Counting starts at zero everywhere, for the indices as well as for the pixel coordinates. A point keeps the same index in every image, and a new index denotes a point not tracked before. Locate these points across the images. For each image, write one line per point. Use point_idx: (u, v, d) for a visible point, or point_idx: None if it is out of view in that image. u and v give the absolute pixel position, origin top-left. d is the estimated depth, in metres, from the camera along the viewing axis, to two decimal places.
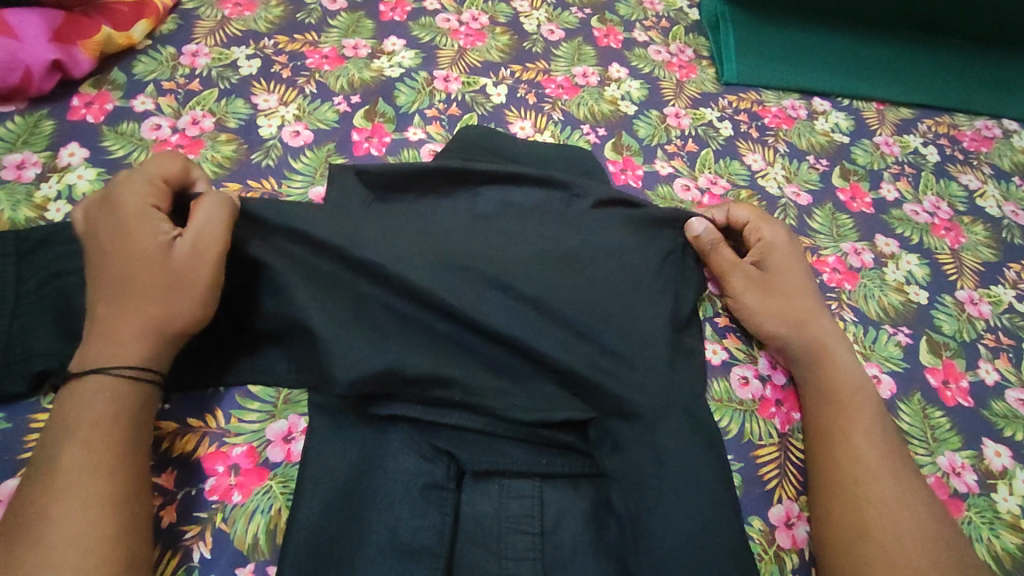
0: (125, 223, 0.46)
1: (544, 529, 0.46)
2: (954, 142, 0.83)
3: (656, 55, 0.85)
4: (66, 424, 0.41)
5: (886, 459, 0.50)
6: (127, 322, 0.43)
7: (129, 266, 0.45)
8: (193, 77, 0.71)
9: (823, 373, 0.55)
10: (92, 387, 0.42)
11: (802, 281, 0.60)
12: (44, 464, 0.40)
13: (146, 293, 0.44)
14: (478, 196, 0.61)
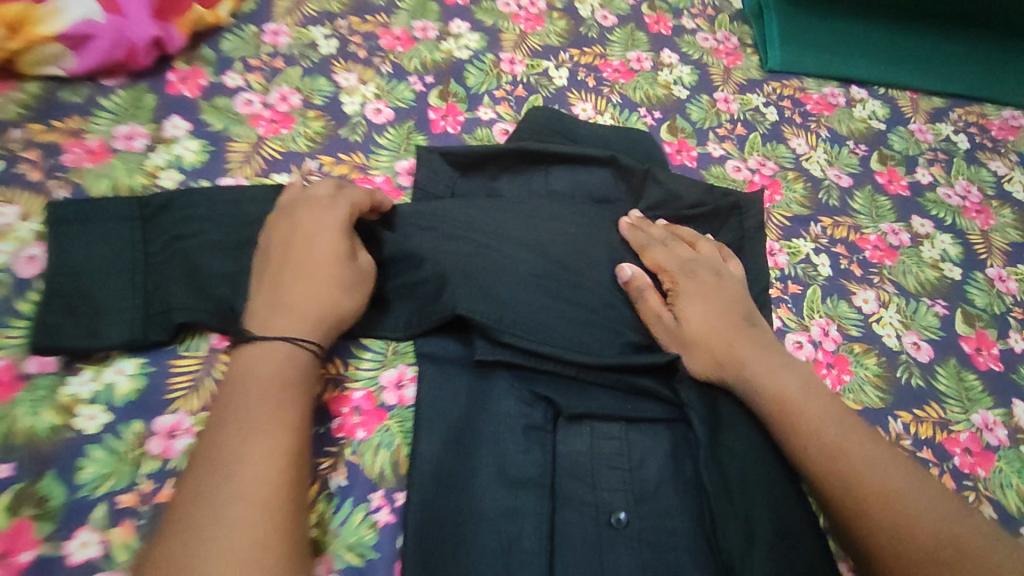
0: (314, 220, 0.54)
1: (631, 465, 0.53)
2: (984, 131, 0.88)
3: (704, 42, 0.90)
4: (256, 382, 0.46)
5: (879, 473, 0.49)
6: (307, 303, 0.50)
7: (316, 260, 0.52)
8: (277, 54, 0.74)
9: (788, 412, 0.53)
10: (277, 354, 0.47)
11: (730, 319, 0.58)
12: (234, 411, 0.44)
13: (328, 284, 0.51)
14: (550, 175, 0.67)
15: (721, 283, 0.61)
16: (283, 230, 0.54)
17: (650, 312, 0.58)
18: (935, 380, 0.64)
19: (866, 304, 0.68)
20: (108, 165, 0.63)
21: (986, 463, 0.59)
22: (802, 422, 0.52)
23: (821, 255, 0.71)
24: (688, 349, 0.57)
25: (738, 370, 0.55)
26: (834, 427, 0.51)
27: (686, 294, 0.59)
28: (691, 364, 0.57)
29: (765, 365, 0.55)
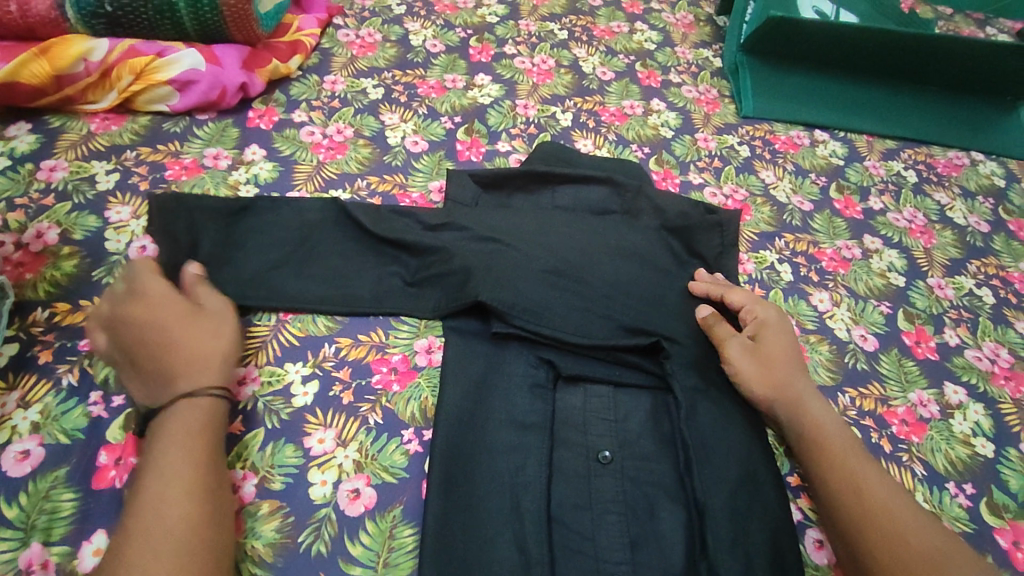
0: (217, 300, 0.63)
1: (617, 418, 0.64)
2: (931, 168, 1.03)
3: (688, 93, 1.06)
4: (178, 431, 0.52)
5: (883, 485, 0.57)
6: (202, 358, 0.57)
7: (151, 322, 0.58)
8: (334, 98, 0.92)
9: (815, 426, 0.62)
10: (190, 406, 0.54)
11: (795, 359, 0.67)
12: (166, 449, 0.51)
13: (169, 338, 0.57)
14: (557, 192, 0.83)
15: (794, 334, 0.70)
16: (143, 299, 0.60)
17: (729, 339, 0.67)
18: (878, 364, 0.76)
19: (821, 303, 0.81)
20: (200, 179, 0.78)
21: (919, 431, 0.71)
22: (828, 443, 0.60)
23: (783, 264, 0.85)
24: (762, 373, 0.65)
25: (794, 399, 0.63)
26: (849, 451, 0.60)
27: (762, 331, 0.69)
28: (755, 387, 0.64)
29: (814, 402, 0.64)
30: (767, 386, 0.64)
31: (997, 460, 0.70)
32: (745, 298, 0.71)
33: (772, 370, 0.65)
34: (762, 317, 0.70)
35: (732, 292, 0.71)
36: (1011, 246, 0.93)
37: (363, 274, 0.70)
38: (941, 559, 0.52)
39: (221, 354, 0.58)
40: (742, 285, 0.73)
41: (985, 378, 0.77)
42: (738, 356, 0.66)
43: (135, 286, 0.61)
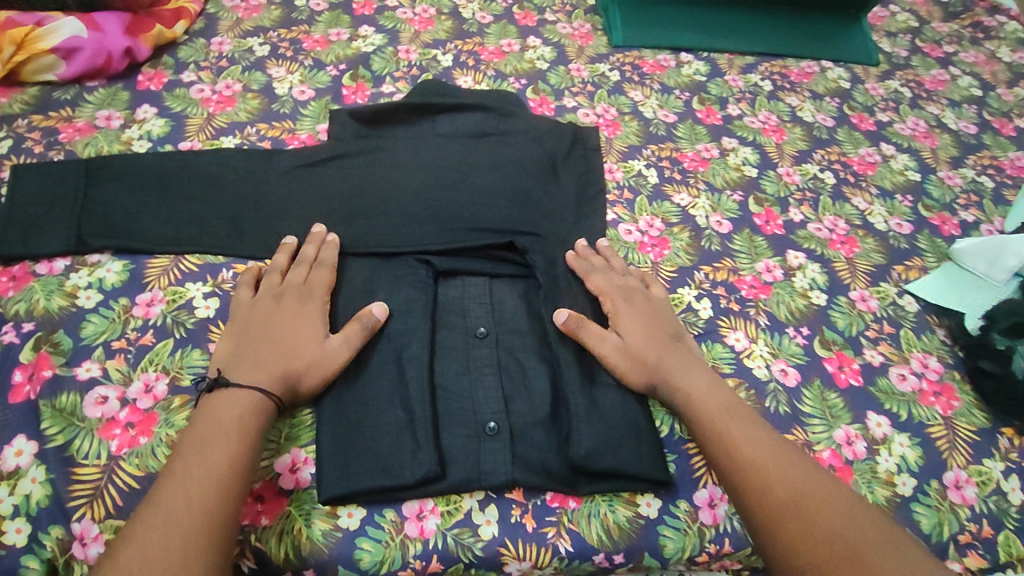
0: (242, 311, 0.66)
1: (493, 302, 0.74)
2: (784, 77, 1.14)
3: (563, 29, 1.14)
4: (219, 427, 0.56)
5: (717, 395, 0.66)
6: (269, 358, 0.62)
7: (274, 315, 0.65)
8: (222, 58, 0.96)
9: (679, 387, 0.67)
10: (233, 397, 0.59)
11: (658, 331, 0.71)
12: (208, 438, 0.56)
13: (302, 319, 0.65)
14: (437, 122, 0.90)
15: (651, 305, 0.73)
16: (263, 305, 0.66)
17: (590, 337, 0.68)
18: (731, 242, 0.87)
19: (682, 201, 0.90)
20: (93, 138, 0.82)
21: (766, 290, 0.82)
22: (669, 372, 0.68)
23: (650, 169, 0.93)
24: (631, 361, 0.68)
25: (664, 373, 0.68)
26: (699, 371, 0.68)
27: (619, 315, 0.72)
28: (627, 376, 0.68)
29: (682, 370, 0.68)
30: (637, 371, 0.68)
31: (828, 306, 0.82)
32: (604, 283, 0.75)
33: (638, 354, 0.68)
34: (625, 301, 0.73)
35: (595, 277, 0.75)
36: (852, 135, 1.06)
37: (252, 209, 0.77)
38: (778, 448, 0.61)
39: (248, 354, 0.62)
40: (595, 273, 0.76)
41: (824, 244, 0.89)
42: (609, 347, 0.69)
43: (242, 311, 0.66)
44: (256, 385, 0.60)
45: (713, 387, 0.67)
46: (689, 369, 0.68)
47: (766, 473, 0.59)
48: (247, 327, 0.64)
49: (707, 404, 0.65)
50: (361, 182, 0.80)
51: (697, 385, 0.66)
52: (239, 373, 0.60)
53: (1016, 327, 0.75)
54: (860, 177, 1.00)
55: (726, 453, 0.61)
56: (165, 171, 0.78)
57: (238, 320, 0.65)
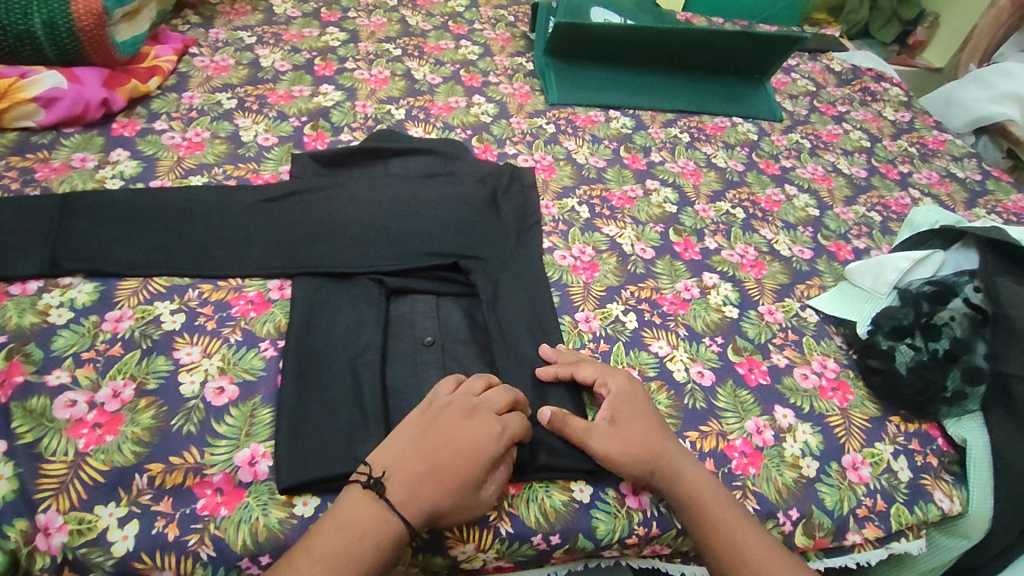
0: (449, 424, 0.63)
1: (440, 316, 0.82)
2: (700, 130, 1.31)
3: (505, 90, 1.29)
4: (351, 530, 0.56)
5: (710, 485, 0.68)
6: (424, 488, 0.59)
7: (461, 429, 0.62)
8: (192, 109, 1.05)
9: (677, 480, 0.67)
10: (373, 509, 0.58)
11: (646, 422, 0.71)
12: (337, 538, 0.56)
13: (471, 446, 0.62)
14: (390, 164, 1.01)
15: (637, 394, 0.74)
16: (450, 420, 0.63)
17: (579, 429, 0.69)
18: (654, 267, 0.97)
19: (610, 231, 1.02)
20: (69, 177, 0.89)
21: (683, 307, 0.92)
22: (666, 464, 0.68)
23: (582, 206, 1.05)
24: (627, 452, 0.68)
25: (664, 460, 0.68)
26: (687, 458, 0.70)
27: (615, 403, 0.72)
28: (626, 465, 0.68)
29: (681, 462, 0.69)
30: (632, 460, 0.68)
31: (740, 318, 0.92)
32: (596, 371, 0.76)
33: (636, 441, 0.69)
34: (620, 387, 0.74)
35: (580, 369, 0.76)
36: (759, 178, 1.22)
37: (218, 238, 0.84)
38: (771, 546, 0.64)
39: (412, 479, 0.60)
40: (579, 364, 0.76)
41: (736, 267, 1.00)
42: (600, 442, 0.68)
43: (468, 409, 0.64)
44: (406, 519, 0.58)
45: (704, 479, 0.68)
46: (685, 458, 0.69)
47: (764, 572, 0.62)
48: (423, 434, 0.63)
49: (703, 500, 0.66)
50: (322, 215, 0.89)
51: (692, 475, 0.68)
52: (392, 489, 0.59)
53: (897, 329, 0.85)
54: (766, 213, 1.13)
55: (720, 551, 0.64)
56: (137, 204, 0.85)
57: (428, 424, 0.64)
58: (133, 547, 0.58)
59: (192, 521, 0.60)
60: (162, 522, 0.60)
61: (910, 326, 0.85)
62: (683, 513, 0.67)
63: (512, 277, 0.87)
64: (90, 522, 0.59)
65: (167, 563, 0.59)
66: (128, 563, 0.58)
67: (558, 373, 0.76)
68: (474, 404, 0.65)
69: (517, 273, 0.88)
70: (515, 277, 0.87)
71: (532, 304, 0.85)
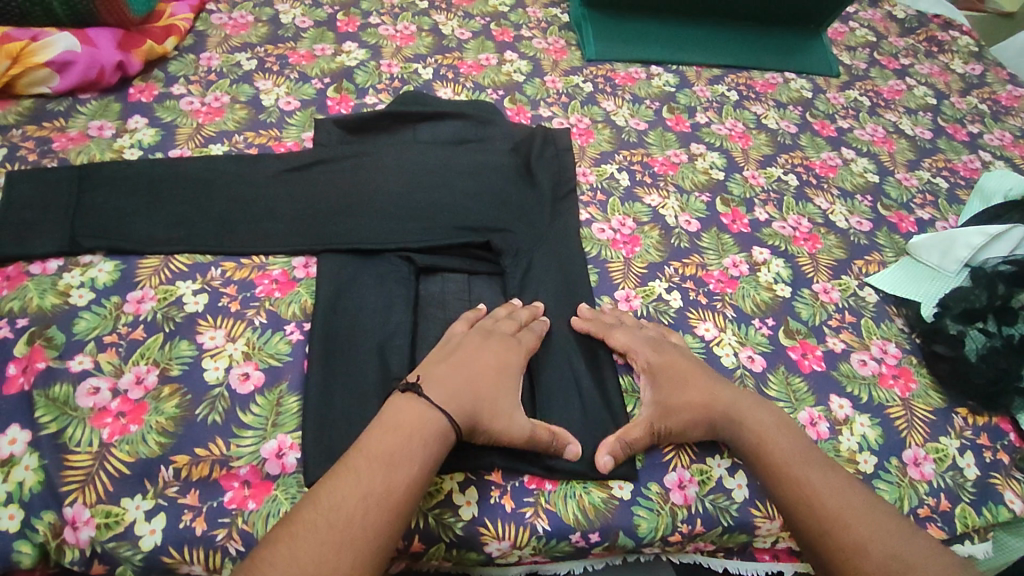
0: (473, 345, 0.67)
1: (471, 297, 0.78)
2: (749, 88, 1.20)
3: (538, 45, 1.20)
4: (394, 428, 0.57)
5: (780, 431, 0.65)
6: (463, 389, 0.62)
7: (485, 352, 0.66)
8: (211, 72, 1.00)
9: (741, 430, 0.66)
10: (416, 409, 0.59)
11: (695, 381, 0.69)
12: (385, 439, 0.56)
13: (497, 361, 0.66)
14: (418, 130, 0.95)
15: (676, 356, 0.72)
16: (475, 342, 0.67)
17: (626, 420, 0.67)
18: (699, 240, 0.90)
19: (652, 201, 0.95)
20: (86, 147, 0.86)
21: (732, 285, 0.85)
22: (730, 413, 0.67)
23: (621, 173, 0.98)
24: (678, 417, 0.67)
25: (723, 414, 0.67)
26: (757, 407, 0.68)
27: (652, 369, 0.71)
28: (686, 431, 0.67)
29: (749, 415, 0.67)
30: (694, 427, 0.67)
31: (792, 298, 0.85)
32: (626, 340, 0.73)
33: (687, 403, 0.68)
34: (656, 356, 0.71)
35: (612, 335, 0.74)
36: (814, 141, 1.12)
37: (240, 213, 0.80)
38: (851, 497, 0.59)
39: (451, 384, 0.62)
40: (615, 328, 0.74)
41: (788, 241, 0.93)
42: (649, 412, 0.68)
43: (487, 335, 0.68)
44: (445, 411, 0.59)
45: (772, 427, 0.66)
46: (754, 410, 0.67)
47: (839, 524, 0.56)
48: (448, 356, 0.65)
49: (772, 445, 0.64)
50: (348, 190, 0.84)
51: (756, 421, 0.66)
52: (430, 390, 0.61)
53: (967, 312, 0.78)
54: (822, 179, 1.05)
55: (790, 497, 0.60)
56: (156, 178, 0.81)
57: (454, 346, 0.67)
58: (161, 541, 0.57)
59: (221, 515, 0.59)
60: (190, 516, 0.59)
61: (983, 309, 0.77)
62: (751, 464, 0.65)
63: (548, 254, 0.82)
64: (117, 515, 0.58)
65: (196, 557, 0.57)
66: (157, 557, 0.57)
67: (592, 333, 0.75)
68: (493, 329, 0.69)
69: (553, 249, 0.83)
70: (551, 254, 0.83)
71: (565, 282, 0.80)
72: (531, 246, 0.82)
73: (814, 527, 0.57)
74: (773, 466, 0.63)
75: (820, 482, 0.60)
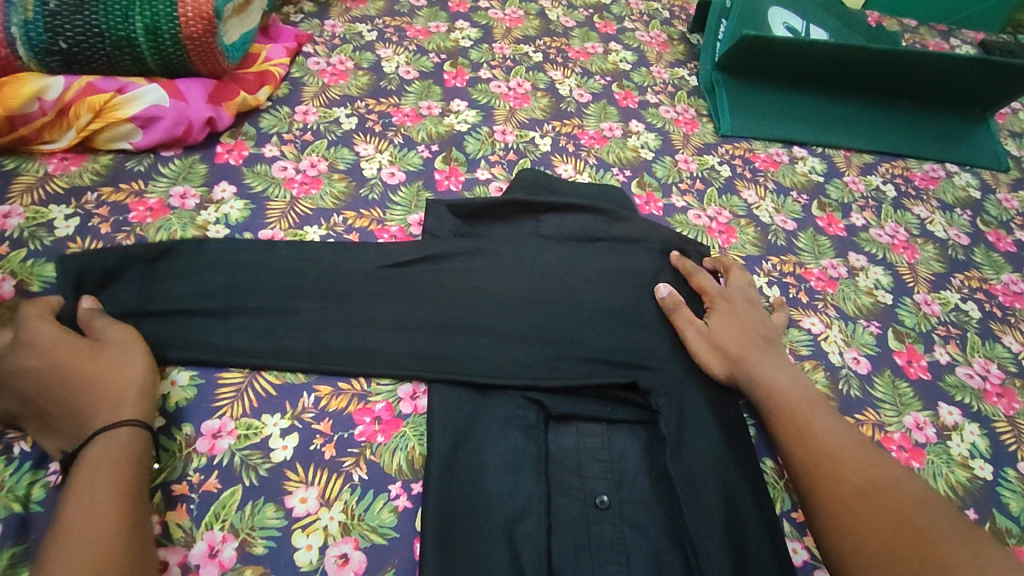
0: (48, 351, 0.56)
1: (613, 458, 0.63)
2: (908, 182, 1.04)
3: (666, 113, 1.05)
4: (98, 464, 0.51)
5: (794, 382, 0.66)
6: (90, 395, 0.55)
7: (79, 349, 0.57)
8: (306, 130, 0.88)
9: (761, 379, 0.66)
10: (102, 442, 0.52)
11: (749, 332, 0.71)
12: (93, 471, 0.50)
13: (64, 366, 0.56)
14: (541, 221, 0.80)
15: (747, 311, 0.74)
16: (36, 350, 0.56)
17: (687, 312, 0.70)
18: (872, 388, 0.76)
19: (813, 327, 0.80)
20: (166, 221, 0.74)
21: (919, 456, 0.71)
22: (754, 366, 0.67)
23: (773, 287, 0.84)
24: (715, 349, 0.68)
25: (749, 364, 0.67)
26: (775, 361, 0.69)
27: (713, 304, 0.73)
28: (712, 364, 0.68)
29: (768, 367, 0.67)
30: (719, 359, 0.68)
31: (996, 482, 0.70)
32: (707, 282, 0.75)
33: (725, 345, 0.69)
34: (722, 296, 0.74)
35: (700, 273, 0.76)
36: (991, 258, 0.95)
37: (336, 315, 0.67)
38: (844, 441, 0.60)
39: (135, 387, 0.57)
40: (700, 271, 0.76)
41: (979, 396, 0.78)
42: (695, 334, 0.69)
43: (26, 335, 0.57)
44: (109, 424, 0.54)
45: (788, 379, 0.67)
46: (779, 367, 0.68)
47: (825, 466, 0.58)
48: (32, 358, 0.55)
49: (780, 386, 0.66)
50: (462, 298, 0.70)
51: (773, 369, 0.67)
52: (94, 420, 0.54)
53: None
54: (1006, 310, 0.88)
55: (786, 435, 0.62)
56: (239, 266, 0.68)
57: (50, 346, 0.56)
58: None
59: None
60: None
61: None
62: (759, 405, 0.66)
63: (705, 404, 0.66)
64: None
65: None
66: None
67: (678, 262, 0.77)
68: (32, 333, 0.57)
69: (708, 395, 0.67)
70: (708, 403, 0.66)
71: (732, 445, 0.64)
72: (683, 388, 0.67)
73: (803, 459, 0.60)
74: (780, 406, 0.64)
75: (820, 429, 0.61)
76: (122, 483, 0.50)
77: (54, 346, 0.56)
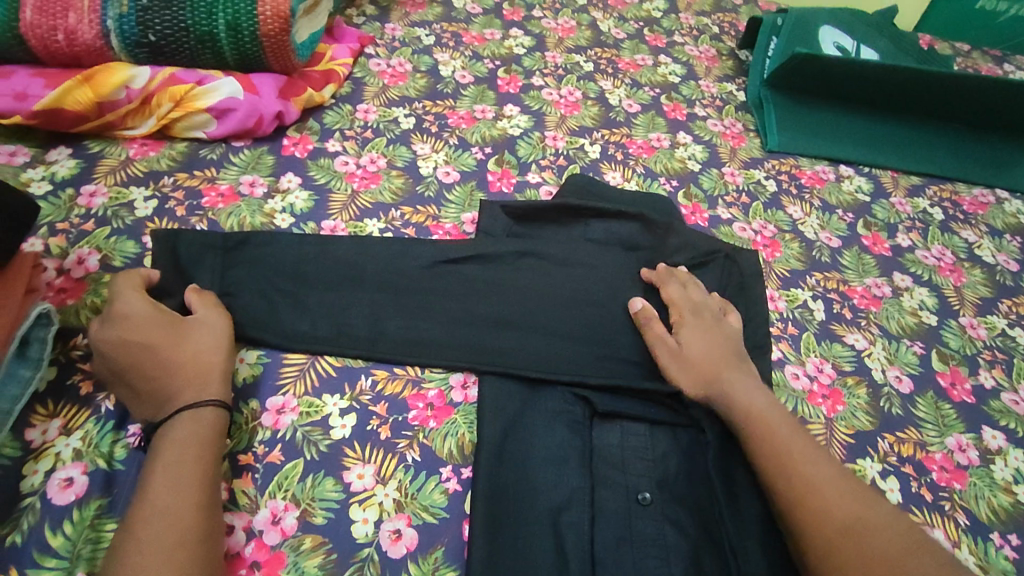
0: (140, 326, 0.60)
1: (656, 457, 0.65)
2: (956, 205, 1.03)
3: (714, 127, 1.07)
4: (178, 443, 0.54)
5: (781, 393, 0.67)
6: (177, 371, 0.59)
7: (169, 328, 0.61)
8: (367, 127, 0.92)
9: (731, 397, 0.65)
10: (185, 420, 0.56)
11: (719, 349, 0.69)
12: (174, 452, 0.53)
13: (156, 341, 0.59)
14: (590, 226, 0.82)
15: (718, 325, 0.72)
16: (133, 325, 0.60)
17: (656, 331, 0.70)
18: (914, 408, 0.76)
19: (857, 343, 0.81)
20: (236, 207, 0.78)
21: (960, 477, 0.71)
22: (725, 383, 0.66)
23: (817, 302, 0.84)
24: (683, 366, 0.68)
25: (718, 383, 0.66)
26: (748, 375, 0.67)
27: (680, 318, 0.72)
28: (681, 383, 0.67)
29: (741, 384, 0.65)
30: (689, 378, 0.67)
31: None
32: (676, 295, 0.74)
33: (690, 362, 0.68)
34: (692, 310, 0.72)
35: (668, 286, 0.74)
36: None
37: (394, 305, 0.70)
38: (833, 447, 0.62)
39: (219, 368, 0.60)
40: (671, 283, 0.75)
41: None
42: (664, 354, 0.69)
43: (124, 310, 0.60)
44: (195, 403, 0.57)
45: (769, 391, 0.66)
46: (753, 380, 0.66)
47: None
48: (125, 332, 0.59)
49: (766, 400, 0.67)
50: (513, 295, 0.72)
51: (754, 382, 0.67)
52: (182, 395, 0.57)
53: None
54: None
55: None
56: (304, 255, 0.72)
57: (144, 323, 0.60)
58: None
59: None
60: None
61: None
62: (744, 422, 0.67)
63: None
64: None
65: None
66: None
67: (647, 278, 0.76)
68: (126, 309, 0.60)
69: None
70: None
71: None
72: None
73: None
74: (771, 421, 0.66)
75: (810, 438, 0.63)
76: (199, 466, 0.53)
77: (145, 322, 0.60)
